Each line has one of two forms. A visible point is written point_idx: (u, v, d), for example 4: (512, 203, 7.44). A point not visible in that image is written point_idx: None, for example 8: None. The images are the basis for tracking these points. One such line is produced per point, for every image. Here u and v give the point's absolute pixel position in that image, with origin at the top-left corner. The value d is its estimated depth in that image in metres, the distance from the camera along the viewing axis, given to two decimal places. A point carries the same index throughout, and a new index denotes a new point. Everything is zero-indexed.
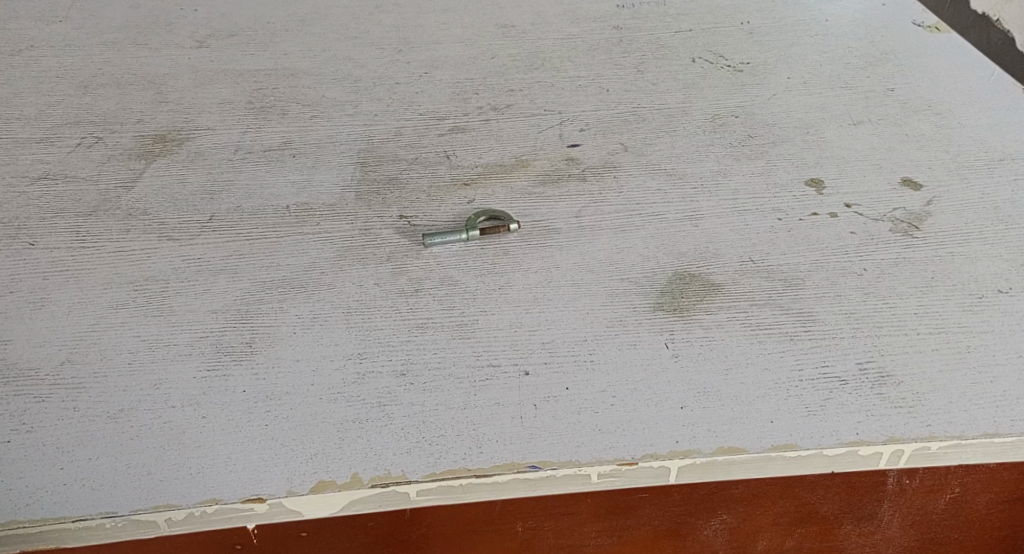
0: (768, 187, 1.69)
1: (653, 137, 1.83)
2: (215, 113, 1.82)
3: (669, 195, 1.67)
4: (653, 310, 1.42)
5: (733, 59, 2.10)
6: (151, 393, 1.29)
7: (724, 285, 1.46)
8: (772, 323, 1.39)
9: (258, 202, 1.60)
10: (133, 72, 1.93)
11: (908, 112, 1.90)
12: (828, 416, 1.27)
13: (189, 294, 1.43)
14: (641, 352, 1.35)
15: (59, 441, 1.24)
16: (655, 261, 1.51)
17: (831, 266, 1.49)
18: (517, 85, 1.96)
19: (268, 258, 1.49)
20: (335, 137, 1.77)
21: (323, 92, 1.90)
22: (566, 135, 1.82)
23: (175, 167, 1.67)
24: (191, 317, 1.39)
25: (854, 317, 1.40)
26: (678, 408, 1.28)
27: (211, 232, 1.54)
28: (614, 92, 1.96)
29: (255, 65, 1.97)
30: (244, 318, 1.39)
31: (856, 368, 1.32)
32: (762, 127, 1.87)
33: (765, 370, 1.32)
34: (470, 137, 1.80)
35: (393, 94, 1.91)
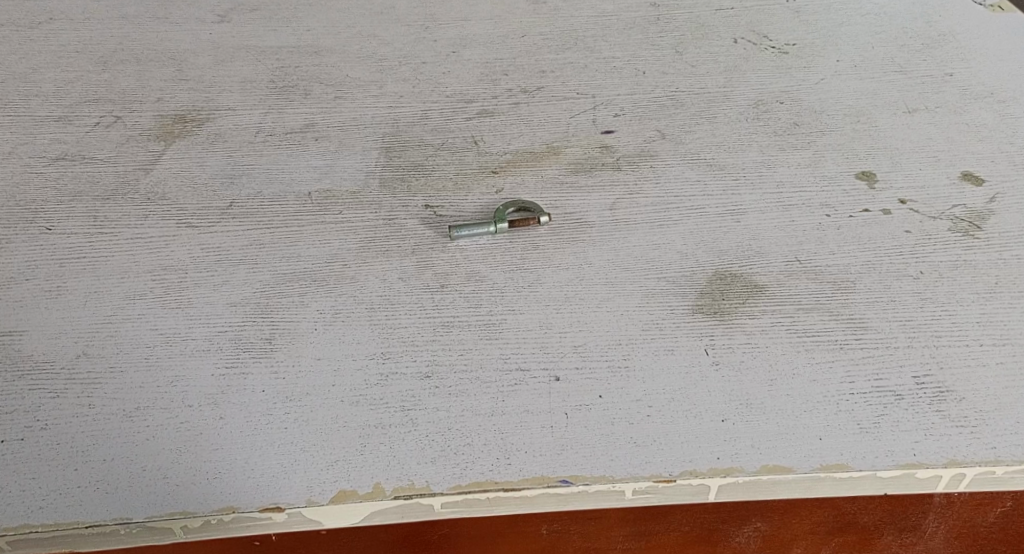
0: (816, 179, 1.62)
1: (692, 124, 1.74)
2: (236, 93, 1.74)
3: (709, 187, 1.59)
4: (692, 313, 1.34)
5: (778, 40, 1.99)
6: (168, 391, 1.23)
7: (768, 287, 1.39)
8: (820, 330, 1.32)
9: (279, 188, 1.52)
10: (152, 47, 1.85)
11: (968, 99, 1.82)
12: (882, 434, 1.18)
13: (208, 285, 1.35)
14: (679, 359, 1.27)
15: (74, 440, 1.18)
16: (694, 259, 1.44)
17: (884, 268, 1.42)
18: (549, 66, 1.87)
19: (290, 248, 1.42)
20: (359, 120, 1.69)
21: (347, 72, 1.82)
22: (599, 120, 1.73)
23: (195, 149, 1.60)
24: (209, 310, 1.32)
25: (909, 326, 1.32)
26: (719, 421, 1.20)
27: (231, 219, 1.46)
28: (651, 74, 1.86)
29: (277, 42, 1.89)
30: (263, 313, 1.32)
31: (913, 382, 1.23)
32: (809, 114, 1.77)
33: (813, 382, 1.23)
34: (500, 122, 1.72)
35: (419, 74, 1.83)
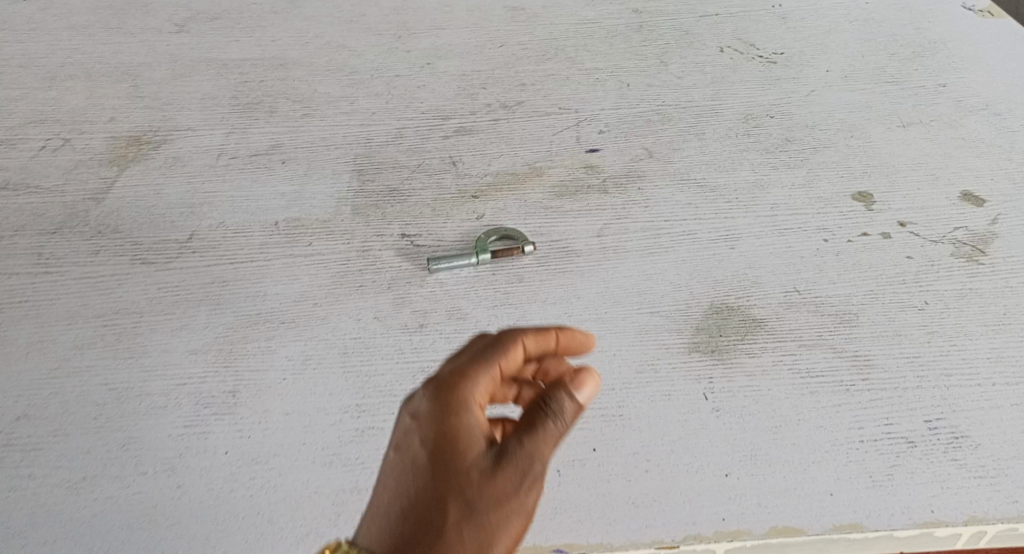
0: (811, 201, 1.54)
1: (681, 141, 1.65)
2: (195, 111, 1.62)
3: (701, 211, 1.51)
4: (689, 352, 1.26)
5: (765, 48, 1.91)
6: (120, 457, 1.15)
7: (767, 320, 1.31)
8: (825, 369, 1.24)
9: (243, 217, 1.42)
10: (104, 60, 1.73)
11: (963, 111, 1.76)
12: (896, 489, 1.11)
13: (165, 331, 1.25)
14: (677, 405, 1.19)
15: (12, 517, 1.10)
16: (688, 291, 1.35)
17: (888, 299, 1.35)
18: (529, 78, 1.77)
19: (255, 285, 1.31)
20: (329, 140, 1.59)
21: (316, 86, 1.70)
22: (584, 138, 1.64)
23: (151, 174, 1.48)
24: (166, 360, 1.22)
25: (916, 363, 1.25)
26: (722, 475, 1.12)
27: (191, 253, 1.35)
28: (636, 87, 1.77)
29: (240, 53, 1.77)
30: (226, 362, 1.22)
31: (926, 428, 1.16)
32: (801, 129, 1.70)
33: (820, 429, 1.16)
34: (479, 140, 1.62)
35: (393, 88, 1.72)
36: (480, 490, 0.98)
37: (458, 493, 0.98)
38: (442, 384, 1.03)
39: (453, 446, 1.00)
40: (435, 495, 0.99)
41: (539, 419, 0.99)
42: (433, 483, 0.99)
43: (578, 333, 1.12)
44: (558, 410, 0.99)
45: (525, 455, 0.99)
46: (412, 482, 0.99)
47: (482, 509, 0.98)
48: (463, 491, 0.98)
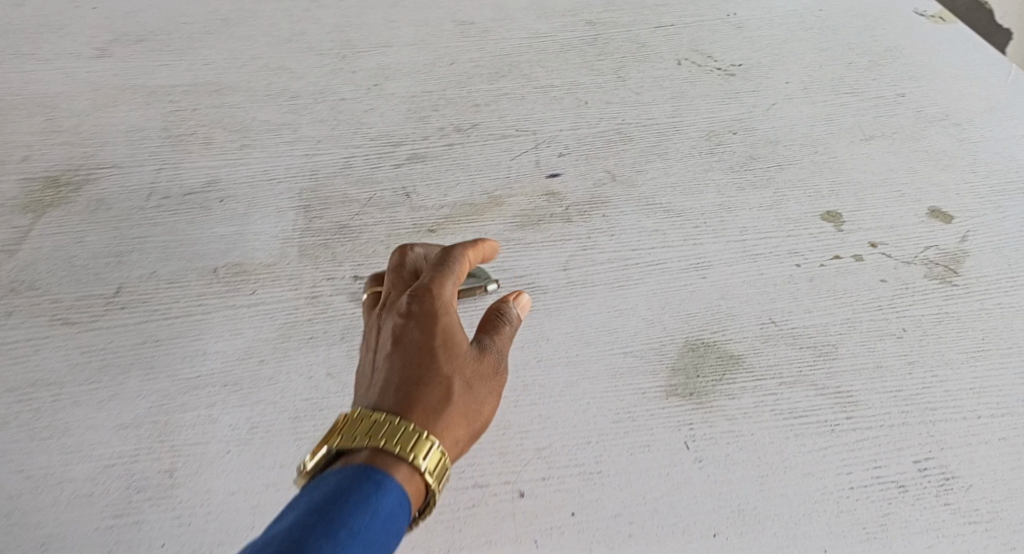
0: (780, 223, 1.49)
1: (643, 162, 1.59)
2: (121, 145, 1.49)
3: (668, 238, 1.44)
4: (667, 396, 1.19)
5: (723, 60, 1.85)
6: None
7: (744, 357, 1.25)
8: (808, 408, 1.19)
9: (178, 265, 1.31)
10: (17, 92, 1.59)
11: (924, 122, 1.72)
12: (891, 540, 1.07)
13: (91, 404, 1.15)
14: (656, 459, 1.13)
15: None
16: (661, 327, 1.29)
17: (866, 328, 1.30)
18: (482, 98, 1.69)
19: (192, 344, 1.22)
20: (271, 173, 1.48)
21: (254, 113, 1.59)
22: (543, 162, 1.56)
23: (73, 221, 1.37)
24: (91, 438, 1.13)
25: (900, 397, 1.20)
26: (710, 535, 1.07)
27: (118, 310, 1.25)
28: (594, 105, 1.70)
29: (169, 78, 1.64)
30: (161, 436, 1.13)
31: (916, 469, 1.13)
32: (765, 146, 1.65)
33: (808, 476, 1.12)
34: (433, 168, 1.53)
35: (338, 113, 1.61)
36: (469, 365, 0.99)
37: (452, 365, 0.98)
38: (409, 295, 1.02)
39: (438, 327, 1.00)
40: (434, 366, 0.97)
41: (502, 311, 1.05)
42: (431, 356, 0.97)
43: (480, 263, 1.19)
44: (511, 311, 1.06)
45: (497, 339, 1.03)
46: (404, 363, 0.97)
47: (474, 383, 0.98)
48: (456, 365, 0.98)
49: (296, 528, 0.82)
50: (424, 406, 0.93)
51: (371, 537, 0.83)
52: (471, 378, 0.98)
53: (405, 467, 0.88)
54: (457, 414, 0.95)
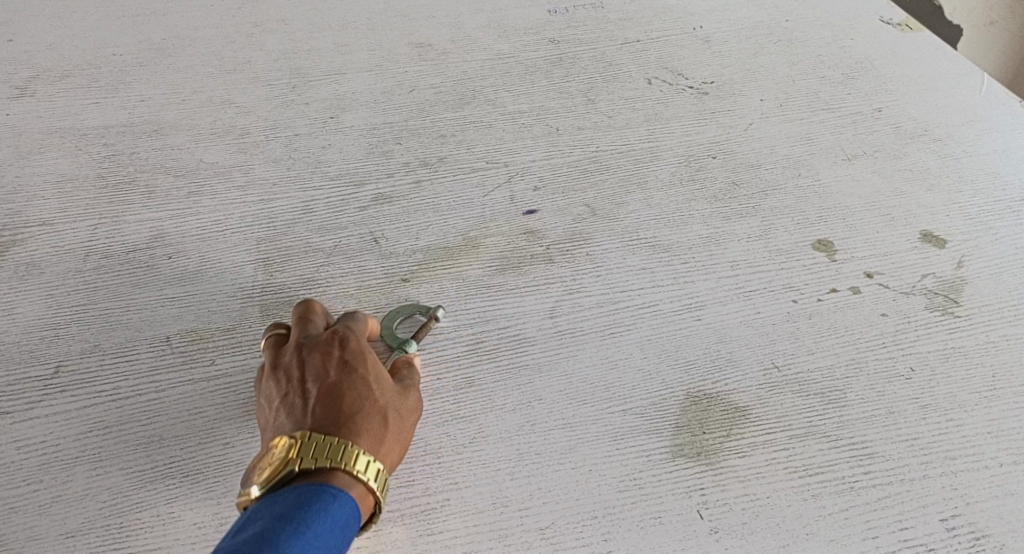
0: (771, 255, 1.41)
1: (623, 193, 1.50)
2: (52, 199, 1.35)
3: (657, 276, 1.36)
4: (674, 458, 1.11)
5: (694, 77, 1.77)
6: None
7: (750, 409, 1.17)
8: (823, 464, 1.11)
9: (126, 336, 1.19)
10: None
11: (904, 138, 1.67)
12: None
13: (31, 509, 1.04)
14: (669, 531, 1.05)
15: None
16: (660, 379, 1.20)
17: (872, 369, 1.23)
18: (447, 128, 1.57)
19: (146, 429, 1.11)
20: (224, 223, 1.35)
21: (200, 155, 1.45)
22: (518, 197, 1.46)
23: (1, 290, 1.23)
24: (35, 550, 1.02)
25: (916, 446, 1.13)
26: None
27: (58, 394, 1.13)
28: (566, 131, 1.61)
29: (101, 118, 1.49)
30: (114, 542, 1.02)
31: (943, 528, 1.06)
32: (747, 170, 1.57)
33: (832, 544, 1.04)
34: (401, 209, 1.42)
35: (293, 151, 1.49)
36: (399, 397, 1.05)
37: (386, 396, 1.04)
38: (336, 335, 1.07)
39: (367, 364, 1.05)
40: (373, 395, 1.02)
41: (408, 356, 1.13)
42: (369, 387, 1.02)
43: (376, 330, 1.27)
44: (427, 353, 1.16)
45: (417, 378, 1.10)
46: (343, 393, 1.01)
47: (405, 413, 1.05)
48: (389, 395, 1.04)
49: (261, 530, 0.86)
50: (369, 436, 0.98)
51: (330, 538, 0.89)
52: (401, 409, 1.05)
53: (359, 484, 0.95)
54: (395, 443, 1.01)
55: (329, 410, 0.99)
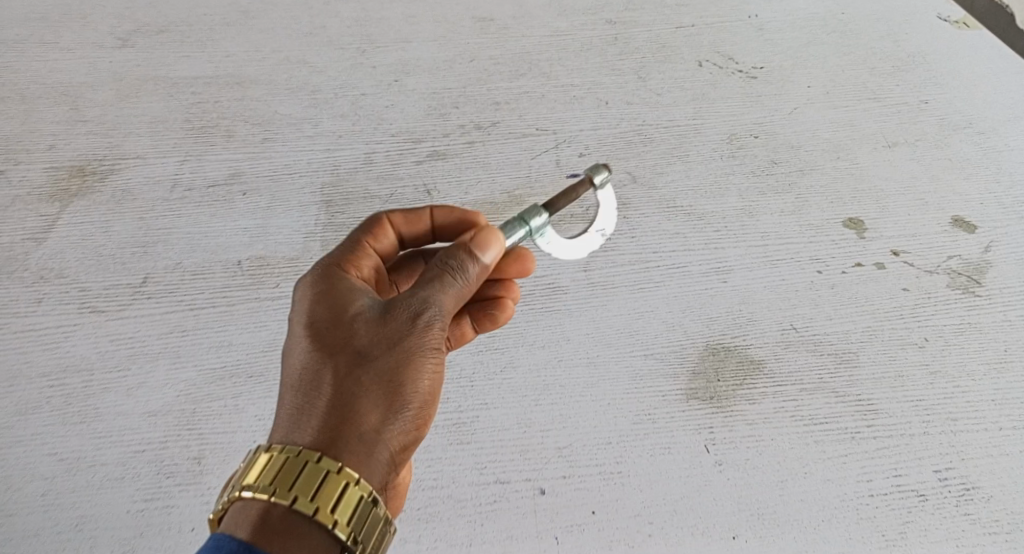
0: (802, 229, 1.49)
1: (665, 164, 1.59)
2: (145, 136, 1.50)
3: (690, 241, 1.46)
4: (687, 399, 1.19)
5: (745, 62, 1.85)
6: (73, 538, 1.09)
7: (765, 362, 1.24)
8: (828, 415, 1.19)
9: (203, 257, 1.32)
10: (40, 80, 1.59)
11: (946, 130, 1.71)
12: (911, 547, 1.09)
13: (119, 391, 1.18)
14: (677, 460, 1.14)
15: None
16: (682, 331, 1.27)
17: (887, 336, 1.29)
18: (502, 96, 1.68)
19: (218, 335, 1.24)
20: (294, 168, 1.48)
21: (276, 107, 1.59)
22: (564, 161, 1.57)
23: (98, 210, 1.38)
24: (122, 424, 1.16)
25: (921, 407, 1.20)
26: (730, 537, 1.09)
27: (145, 299, 1.27)
28: (615, 105, 1.70)
29: (191, 70, 1.64)
30: (188, 424, 1.17)
31: (935, 479, 1.13)
32: (786, 150, 1.65)
33: (828, 483, 1.12)
34: (454, 165, 1.54)
35: (359, 109, 1.61)
36: (365, 349, 0.95)
37: (338, 356, 0.95)
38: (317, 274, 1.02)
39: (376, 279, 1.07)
40: (329, 353, 0.95)
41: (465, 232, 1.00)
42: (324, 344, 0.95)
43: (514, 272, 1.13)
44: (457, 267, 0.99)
45: (412, 301, 0.97)
46: (290, 362, 0.96)
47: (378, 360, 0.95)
48: (345, 352, 0.95)
49: None
50: (312, 415, 0.93)
51: None
52: (371, 359, 0.95)
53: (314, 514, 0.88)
54: (358, 406, 0.93)
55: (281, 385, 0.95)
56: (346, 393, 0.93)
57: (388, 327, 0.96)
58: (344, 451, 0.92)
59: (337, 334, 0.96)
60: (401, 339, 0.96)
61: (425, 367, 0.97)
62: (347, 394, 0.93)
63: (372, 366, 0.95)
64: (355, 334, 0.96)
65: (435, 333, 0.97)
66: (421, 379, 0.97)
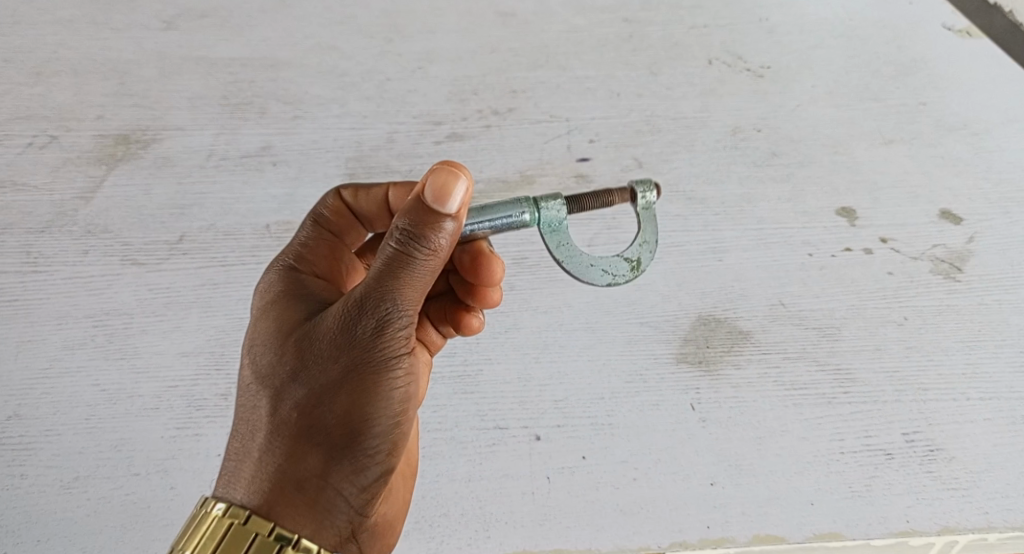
0: (796, 216, 1.58)
1: (670, 152, 1.68)
2: (185, 110, 1.62)
3: (689, 224, 1.55)
4: (676, 362, 1.28)
5: (753, 62, 1.89)
6: (112, 458, 1.21)
7: (753, 333, 1.33)
8: (808, 381, 1.28)
9: (234, 220, 1.44)
10: (90, 56, 1.71)
11: (942, 130, 1.76)
12: (875, 498, 1.19)
13: (156, 333, 1.31)
14: (664, 416, 1.23)
15: (7, 517, 1.17)
16: (676, 302, 1.36)
17: (870, 314, 1.37)
18: (519, 85, 1.78)
19: (245, 289, 1.35)
20: (321, 143, 1.59)
21: (307, 88, 1.70)
22: (574, 146, 1.67)
23: (141, 174, 1.49)
24: (158, 362, 1.28)
25: (895, 377, 1.29)
26: (708, 484, 1.19)
27: (181, 255, 1.38)
28: (626, 97, 1.79)
29: (229, 52, 1.75)
30: (217, 365, 1.28)
31: (903, 440, 1.23)
32: (787, 144, 1.72)
33: (803, 440, 1.22)
34: (471, 147, 1.65)
35: (384, 92, 1.72)
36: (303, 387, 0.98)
37: (276, 396, 0.98)
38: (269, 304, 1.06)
39: (330, 267, 1.15)
40: (273, 394, 0.99)
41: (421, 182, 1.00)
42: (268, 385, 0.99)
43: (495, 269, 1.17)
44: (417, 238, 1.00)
45: (347, 327, 0.98)
46: (241, 406, 1.01)
47: (321, 399, 0.98)
48: (284, 392, 0.99)
49: None
50: (252, 462, 0.97)
51: None
52: (309, 398, 0.98)
53: None
54: (298, 450, 0.97)
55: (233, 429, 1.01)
56: (284, 436, 0.97)
57: (325, 363, 0.98)
58: (284, 501, 0.96)
59: (276, 373, 0.99)
60: (340, 373, 0.98)
61: (369, 399, 0.99)
62: (287, 437, 0.97)
63: (311, 405, 0.98)
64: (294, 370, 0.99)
65: (375, 367, 0.99)
66: (367, 414, 0.99)
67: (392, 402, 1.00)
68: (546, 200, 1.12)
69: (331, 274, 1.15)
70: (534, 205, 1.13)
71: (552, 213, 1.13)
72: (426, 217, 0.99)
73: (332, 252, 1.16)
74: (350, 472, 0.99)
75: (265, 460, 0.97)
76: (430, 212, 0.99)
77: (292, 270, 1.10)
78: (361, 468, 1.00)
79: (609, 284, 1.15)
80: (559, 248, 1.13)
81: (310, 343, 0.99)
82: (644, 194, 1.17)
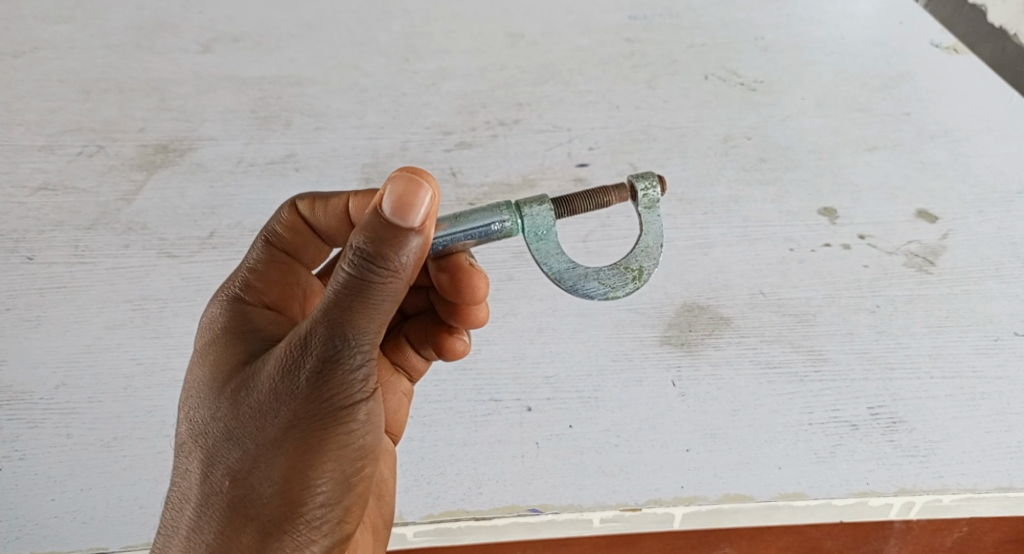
0: (780, 214, 1.63)
1: (663, 159, 1.77)
2: (218, 123, 1.77)
3: (679, 221, 1.62)
4: (660, 342, 1.41)
5: (747, 76, 1.95)
6: (146, 420, 1.35)
7: (733, 319, 1.44)
8: (783, 360, 1.40)
9: (259, 218, 1.59)
10: (135, 76, 1.87)
11: (924, 138, 1.81)
12: (838, 463, 1.32)
13: (188, 315, 1.45)
14: (648, 390, 1.36)
15: (52, 471, 1.31)
16: (663, 290, 1.47)
17: (844, 302, 1.47)
18: (525, 98, 1.90)
19: None
20: (340, 151, 1.74)
21: (328, 102, 1.84)
22: (574, 153, 1.78)
23: (177, 178, 1.65)
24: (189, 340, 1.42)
25: (866, 357, 1.41)
26: (683, 450, 1.32)
27: (211, 249, 1.53)
28: (624, 109, 1.88)
29: (259, 71, 1.90)
30: None
31: (868, 413, 1.35)
32: (775, 150, 1.78)
33: (774, 413, 1.35)
34: (477, 153, 1.78)
35: (399, 106, 1.86)
36: (239, 452, 1.05)
37: (213, 462, 1.05)
38: (214, 357, 1.13)
39: (278, 294, 1.25)
40: (210, 460, 1.06)
41: (384, 192, 1.04)
42: (206, 450, 1.06)
43: (482, 289, 1.24)
44: (375, 257, 1.04)
45: (284, 391, 1.04)
46: (182, 468, 1.08)
47: (256, 466, 1.04)
48: (219, 458, 1.06)
49: None
50: (183, 536, 1.05)
51: None
52: (245, 464, 1.04)
53: None
54: (234, 523, 1.04)
55: (171, 492, 1.08)
56: (218, 504, 1.04)
57: (258, 428, 1.04)
58: None
59: (212, 439, 1.06)
60: (275, 437, 1.04)
61: (306, 467, 1.05)
62: (221, 509, 1.04)
63: (245, 473, 1.04)
64: (228, 436, 1.05)
65: (309, 433, 1.04)
66: (305, 481, 1.05)
67: (334, 467, 1.06)
68: (530, 207, 1.16)
69: (280, 300, 1.24)
70: (516, 212, 1.16)
71: (537, 220, 1.16)
72: (387, 234, 1.03)
73: (284, 277, 1.26)
74: (291, 545, 1.05)
75: (198, 533, 1.04)
76: (392, 228, 1.03)
77: (240, 324, 1.16)
78: (302, 539, 1.06)
79: (608, 295, 1.19)
80: (548, 255, 1.17)
81: (246, 407, 1.05)
82: (646, 192, 1.19)
